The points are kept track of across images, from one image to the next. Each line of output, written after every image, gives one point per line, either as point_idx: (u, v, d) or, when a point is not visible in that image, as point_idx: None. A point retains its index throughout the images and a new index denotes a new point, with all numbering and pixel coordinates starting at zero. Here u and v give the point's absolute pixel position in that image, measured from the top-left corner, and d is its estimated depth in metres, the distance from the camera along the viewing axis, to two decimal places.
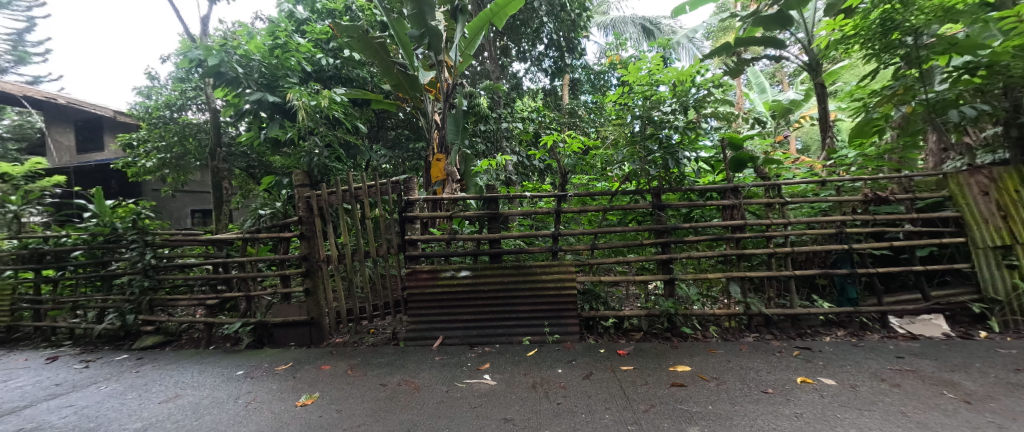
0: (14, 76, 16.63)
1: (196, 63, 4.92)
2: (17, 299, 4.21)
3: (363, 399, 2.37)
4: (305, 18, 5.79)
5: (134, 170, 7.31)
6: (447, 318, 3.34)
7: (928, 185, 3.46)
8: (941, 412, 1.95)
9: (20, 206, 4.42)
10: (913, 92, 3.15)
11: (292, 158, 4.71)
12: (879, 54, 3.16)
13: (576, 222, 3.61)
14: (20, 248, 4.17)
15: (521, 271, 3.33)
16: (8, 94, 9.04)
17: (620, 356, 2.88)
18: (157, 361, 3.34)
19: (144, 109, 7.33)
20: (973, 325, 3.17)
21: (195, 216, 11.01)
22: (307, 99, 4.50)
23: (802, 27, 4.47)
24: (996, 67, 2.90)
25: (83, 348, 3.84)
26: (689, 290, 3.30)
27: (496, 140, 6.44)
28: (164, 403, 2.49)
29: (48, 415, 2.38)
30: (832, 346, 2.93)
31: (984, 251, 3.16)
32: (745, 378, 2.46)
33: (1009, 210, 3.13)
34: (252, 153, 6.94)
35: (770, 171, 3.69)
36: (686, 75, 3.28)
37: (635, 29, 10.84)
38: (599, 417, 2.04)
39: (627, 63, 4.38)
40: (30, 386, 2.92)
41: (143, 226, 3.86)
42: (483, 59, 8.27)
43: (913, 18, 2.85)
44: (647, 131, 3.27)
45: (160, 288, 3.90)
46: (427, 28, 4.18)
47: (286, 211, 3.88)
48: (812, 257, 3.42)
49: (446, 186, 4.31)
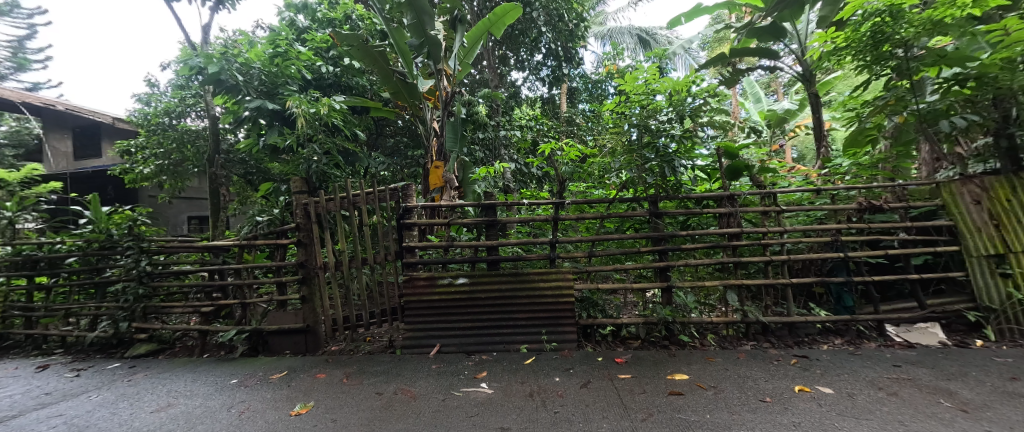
0: (14, 82, 16.67)
1: (197, 71, 4.93)
2: (10, 305, 4.17)
3: (358, 408, 2.35)
4: (306, 27, 5.85)
5: (132, 176, 7.30)
6: (444, 325, 3.33)
7: (923, 194, 3.53)
8: (938, 422, 1.94)
9: (15, 212, 4.40)
10: (905, 102, 3.20)
11: (292, 165, 4.75)
12: (870, 66, 3.20)
13: (574, 229, 3.61)
14: (14, 254, 4.13)
15: (518, 277, 3.36)
16: (6, 100, 9.07)
17: (617, 365, 2.87)
18: (150, 370, 3.29)
19: (144, 116, 7.33)
20: (969, 333, 3.18)
21: (192, 222, 10.95)
22: (307, 106, 4.54)
23: (795, 39, 4.54)
24: (984, 79, 2.96)
25: (75, 356, 3.79)
26: (686, 298, 3.32)
27: (495, 148, 6.49)
28: (155, 413, 2.45)
29: (37, 425, 2.35)
30: (829, 354, 2.93)
31: (977, 259, 3.19)
32: (743, 386, 2.45)
33: (1001, 219, 3.15)
34: (250, 160, 6.96)
35: (766, 180, 3.71)
36: (682, 85, 3.31)
37: (632, 40, 11.05)
38: (596, 425, 2.03)
39: (624, 73, 4.46)
40: (20, 395, 2.88)
41: (139, 232, 3.82)
42: (482, 67, 8.36)
43: (903, 31, 2.92)
44: (643, 139, 3.32)
45: (155, 296, 3.88)
46: (426, 38, 4.23)
47: (282, 218, 3.93)
48: (809, 264, 3.45)
49: (445, 193, 4.38)
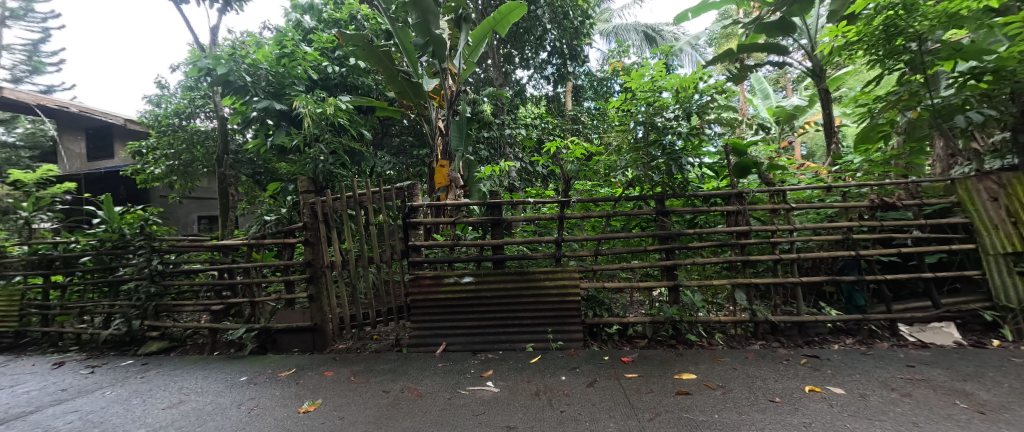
0: (29, 85, 17.03)
1: (206, 72, 4.97)
2: (26, 304, 4.24)
3: (365, 406, 2.36)
4: (312, 27, 5.87)
5: (143, 176, 7.42)
6: (450, 324, 3.33)
7: (937, 191, 3.38)
8: (954, 423, 1.90)
9: (31, 213, 4.48)
10: (919, 97, 3.11)
11: (298, 165, 4.78)
12: (883, 60, 3.13)
13: (579, 228, 3.63)
14: (31, 254, 4.21)
15: (523, 276, 3.33)
16: (22, 103, 9.27)
17: (624, 364, 2.85)
18: (162, 367, 3.34)
19: (155, 117, 7.44)
20: (986, 333, 3.11)
21: (202, 222, 11.11)
22: (313, 106, 4.60)
23: (805, 34, 4.47)
24: (1003, 72, 2.90)
25: (89, 353, 3.86)
26: (694, 297, 3.25)
27: (500, 147, 6.54)
28: (167, 409, 2.48)
29: (53, 421, 2.39)
30: (840, 354, 2.89)
31: (994, 258, 3.12)
32: (751, 386, 2.42)
33: (1019, 217, 3.08)
34: (258, 161, 7.17)
35: (776, 177, 3.65)
36: (688, 82, 3.26)
37: (638, 37, 10.91)
38: (603, 425, 2.02)
39: (629, 70, 4.43)
40: (36, 391, 2.94)
41: (151, 232, 3.89)
42: (486, 66, 8.40)
43: (917, 23, 2.86)
44: (649, 137, 3.29)
45: (166, 294, 3.93)
46: (431, 37, 4.21)
47: (290, 217, 3.98)
48: (819, 263, 3.38)
49: (451, 192, 4.33)
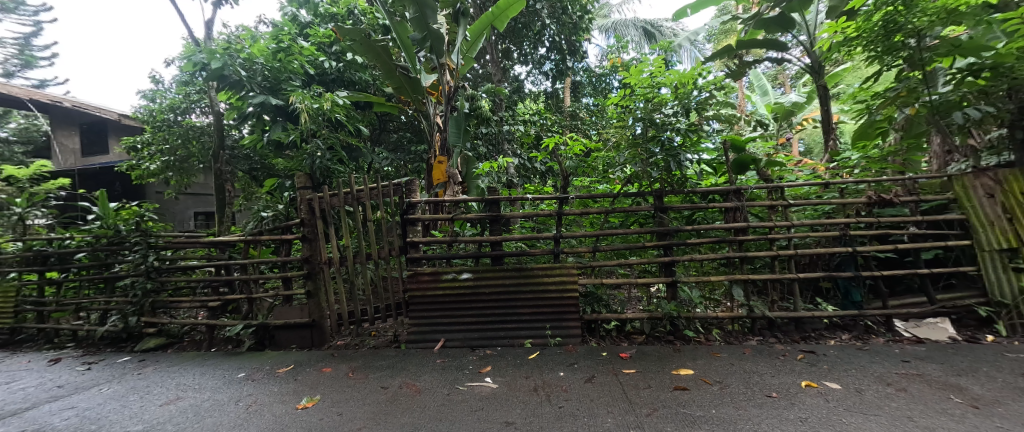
0: (19, 79, 16.70)
1: (200, 66, 4.90)
2: (21, 301, 4.20)
3: (363, 402, 2.36)
4: (308, 21, 5.83)
5: (138, 172, 7.38)
6: (448, 321, 3.34)
7: (933, 187, 3.40)
8: (949, 417, 1.92)
9: (25, 209, 4.45)
10: (917, 94, 3.12)
11: (296, 160, 4.75)
12: (881, 56, 3.12)
13: (578, 224, 3.57)
14: (25, 250, 4.17)
15: (522, 272, 3.31)
16: (14, 98, 9.16)
17: (622, 360, 2.86)
18: (159, 364, 3.33)
19: (149, 113, 7.35)
20: (980, 328, 3.15)
21: (199, 218, 11.08)
22: (310, 102, 4.56)
23: (805, 30, 4.47)
24: (1001, 68, 2.89)
25: (86, 350, 3.84)
26: (692, 293, 3.26)
27: (498, 143, 6.47)
28: (164, 406, 2.48)
29: (50, 418, 2.38)
30: (836, 350, 2.91)
31: (989, 254, 3.14)
32: (749, 381, 2.44)
33: (1015, 213, 3.10)
34: (255, 156, 7.11)
35: (775, 174, 3.61)
36: (688, 78, 3.25)
37: (637, 33, 10.86)
38: (601, 421, 2.02)
39: (627, 66, 4.42)
40: (33, 388, 2.93)
41: (146, 228, 3.88)
42: (484, 62, 8.42)
43: (916, 19, 2.83)
44: (648, 133, 3.27)
45: (162, 291, 3.90)
46: (428, 32, 4.14)
47: (287, 214, 3.96)
48: (817, 259, 3.38)
49: (448, 188, 4.31)
